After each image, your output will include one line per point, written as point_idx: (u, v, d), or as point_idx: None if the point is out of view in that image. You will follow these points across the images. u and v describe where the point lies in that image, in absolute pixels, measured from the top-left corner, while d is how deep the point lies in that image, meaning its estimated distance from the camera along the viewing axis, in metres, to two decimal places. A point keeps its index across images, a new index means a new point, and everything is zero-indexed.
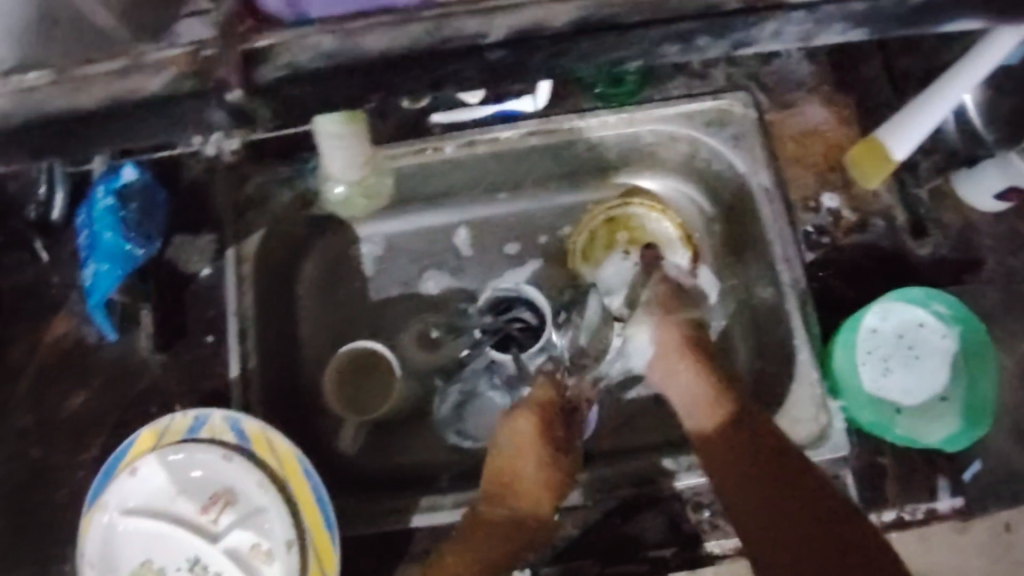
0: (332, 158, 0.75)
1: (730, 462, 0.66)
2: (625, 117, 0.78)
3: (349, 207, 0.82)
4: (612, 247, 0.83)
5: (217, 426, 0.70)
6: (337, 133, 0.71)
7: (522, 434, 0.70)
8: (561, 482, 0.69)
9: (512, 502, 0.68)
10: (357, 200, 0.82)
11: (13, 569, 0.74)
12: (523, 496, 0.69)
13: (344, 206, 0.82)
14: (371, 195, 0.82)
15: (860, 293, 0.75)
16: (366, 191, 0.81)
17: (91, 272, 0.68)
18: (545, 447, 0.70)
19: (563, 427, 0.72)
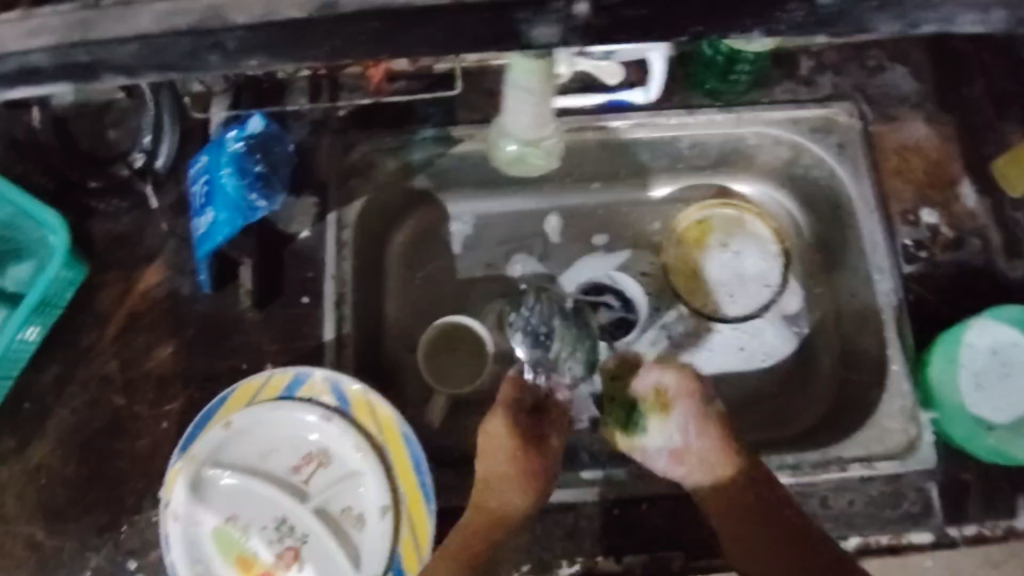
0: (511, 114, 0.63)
1: (740, 505, 0.64)
2: (733, 117, 0.79)
3: (522, 166, 0.71)
4: (704, 246, 0.85)
5: (316, 386, 0.69)
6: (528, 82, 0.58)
7: (494, 435, 0.65)
8: (535, 478, 0.65)
9: (496, 502, 0.64)
10: (528, 161, 0.71)
11: (83, 517, 0.72)
12: (498, 496, 0.64)
13: (518, 167, 0.72)
14: (547, 156, 0.70)
15: (953, 309, 0.76)
16: (542, 151, 0.69)
17: (209, 219, 0.70)
18: (520, 443, 0.65)
19: (535, 420, 0.67)
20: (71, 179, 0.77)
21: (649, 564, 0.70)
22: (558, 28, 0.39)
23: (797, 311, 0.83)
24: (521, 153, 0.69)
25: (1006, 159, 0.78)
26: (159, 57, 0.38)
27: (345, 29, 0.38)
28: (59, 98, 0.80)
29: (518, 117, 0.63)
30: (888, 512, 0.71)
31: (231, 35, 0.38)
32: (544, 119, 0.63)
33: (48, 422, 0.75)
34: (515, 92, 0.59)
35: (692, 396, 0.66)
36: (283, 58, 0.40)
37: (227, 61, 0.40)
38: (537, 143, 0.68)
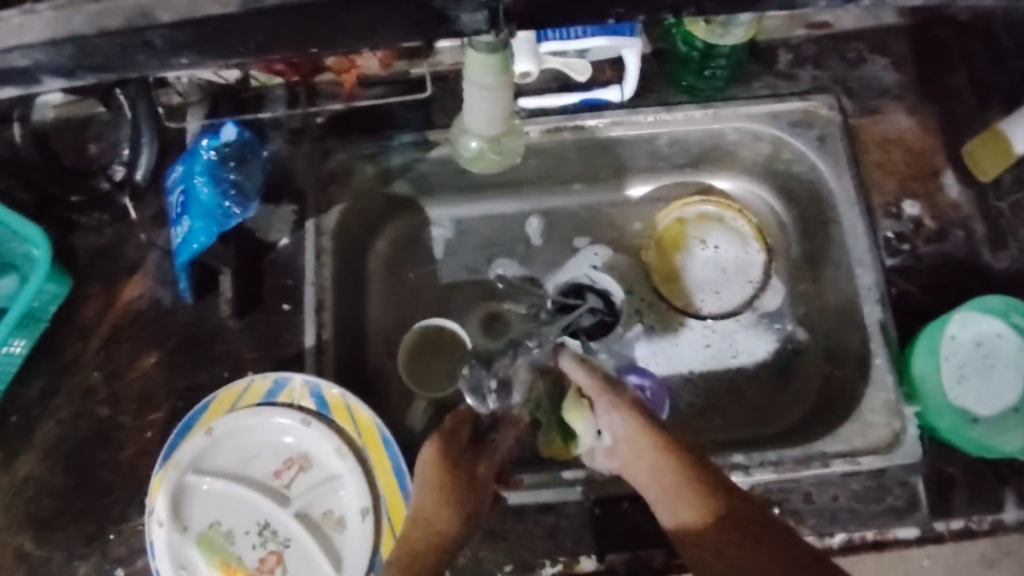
0: (471, 109, 0.63)
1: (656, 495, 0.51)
2: (711, 113, 0.79)
3: (477, 161, 0.72)
4: (684, 243, 0.85)
5: (296, 391, 0.69)
6: (485, 78, 0.57)
7: (426, 456, 0.55)
8: (465, 496, 0.53)
9: (465, 498, 0.54)
10: (485, 157, 0.71)
11: (70, 527, 0.73)
12: (436, 512, 0.52)
13: (473, 163, 0.72)
14: (506, 153, 0.71)
15: (936, 302, 0.76)
16: (500, 147, 0.70)
17: (185, 228, 0.71)
18: (457, 452, 0.56)
19: (472, 450, 0.57)
20: (54, 194, 0.78)
21: (631, 562, 0.70)
22: (482, 16, 0.41)
23: (777, 306, 0.82)
24: (482, 149, 0.70)
25: (976, 143, 0.77)
26: (93, 60, 0.42)
27: (268, 23, 0.41)
28: (39, 113, 0.80)
29: (477, 110, 0.62)
30: (873, 507, 0.71)
31: (159, 34, 0.40)
32: (503, 115, 0.64)
33: (34, 433, 0.75)
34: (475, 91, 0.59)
35: (602, 375, 0.58)
36: (212, 56, 0.43)
37: (158, 61, 0.42)
38: (496, 138, 0.69)
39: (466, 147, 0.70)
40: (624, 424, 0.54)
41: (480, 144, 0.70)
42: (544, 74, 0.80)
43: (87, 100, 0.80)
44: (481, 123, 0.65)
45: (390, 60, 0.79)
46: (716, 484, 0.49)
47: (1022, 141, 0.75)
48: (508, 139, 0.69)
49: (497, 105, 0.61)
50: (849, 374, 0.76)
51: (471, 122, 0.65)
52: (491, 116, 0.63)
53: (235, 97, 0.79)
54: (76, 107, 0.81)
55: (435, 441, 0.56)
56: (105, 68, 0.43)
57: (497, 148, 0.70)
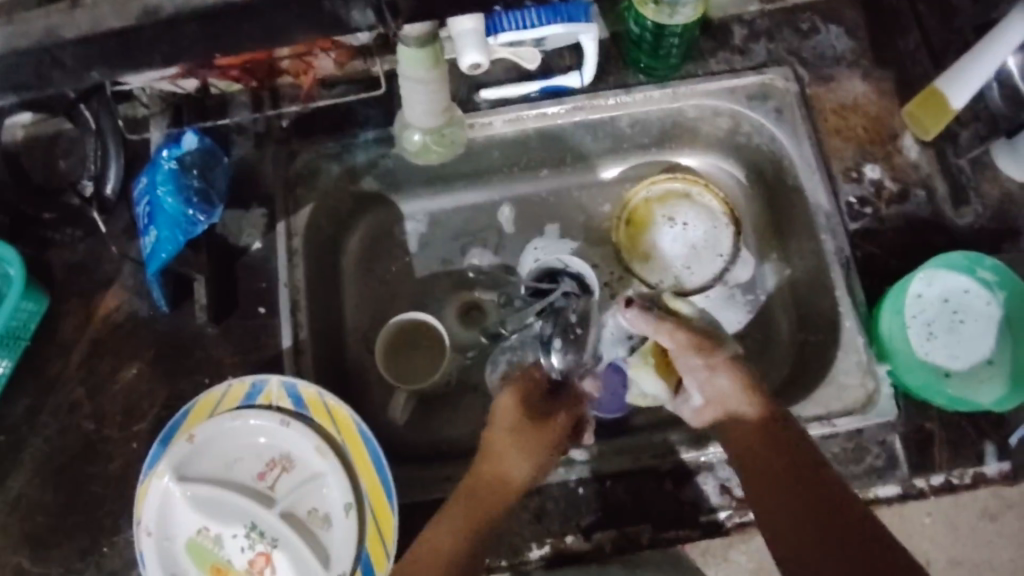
0: (409, 102, 0.67)
1: (761, 460, 0.61)
2: (670, 92, 0.79)
3: (424, 155, 0.74)
4: (654, 220, 0.85)
5: (274, 392, 0.70)
6: (419, 72, 0.62)
7: (504, 409, 0.66)
8: (534, 451, 0.65)
9: (498, 468, 0.65)
10: (431, 151, 0.74)
11: (63, 542, 0.74)
12: (493, 460, 0.65)
13: (419, 158, 0.75)
14: (448, 143, 0.73)
15: (903, 262, 0.77)
16: (443, 139, 0.73)
17: (153, 238, 0.72)
18: (523, 420, 0.65)
19: (549, 406, 0.67)
20: (25, 213, 0.78)
21: (618, 539, 0.71)
22: (371, 13, 0.43)
23: (750, 277, 0.83)
24: (426, 141, 0.73)
25: (914, 103, 0.78)
26: (13, 80, 0.44)
27: (174, 34, 0.43)
28: (8, 134, 0.81)
29: (417, 103, 0.66)
30: (853, 468, 0.71)
31: (68, 51, 0.43)
32: (442, 104, 0.67)
33: (22, 452, 0.76)
34: (409, 84, 0.64)
35: (701, 345, 0.64)
36: (123, 68, 0.45)
37: (74, 77, 0.45)
38: (439, 129, 0.72)
39: (410, 141, 0.73)
40: (715, 387, 0.64)
41: (424, 137, 0.72)
42: (501, 63, 0.81)
43: (54, 118, 0.81)
44: (422, 116, 0.69)
45: (345, 60, 0.79)
46: (823, 481, 0.59)
47: (958, 96, 0.75)
48: (450, 130, 0.72)
49: (435, 96, 0.66)
50: (821, 338, 0.77)
51: (413, 115, 0.68)
52: (429, 108, 0.67)
53: (197, 105, 0.79)
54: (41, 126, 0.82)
55: (513, 388, 0.67)
56: (23, 86, 0.45)
57: (440, 141, 0.73)
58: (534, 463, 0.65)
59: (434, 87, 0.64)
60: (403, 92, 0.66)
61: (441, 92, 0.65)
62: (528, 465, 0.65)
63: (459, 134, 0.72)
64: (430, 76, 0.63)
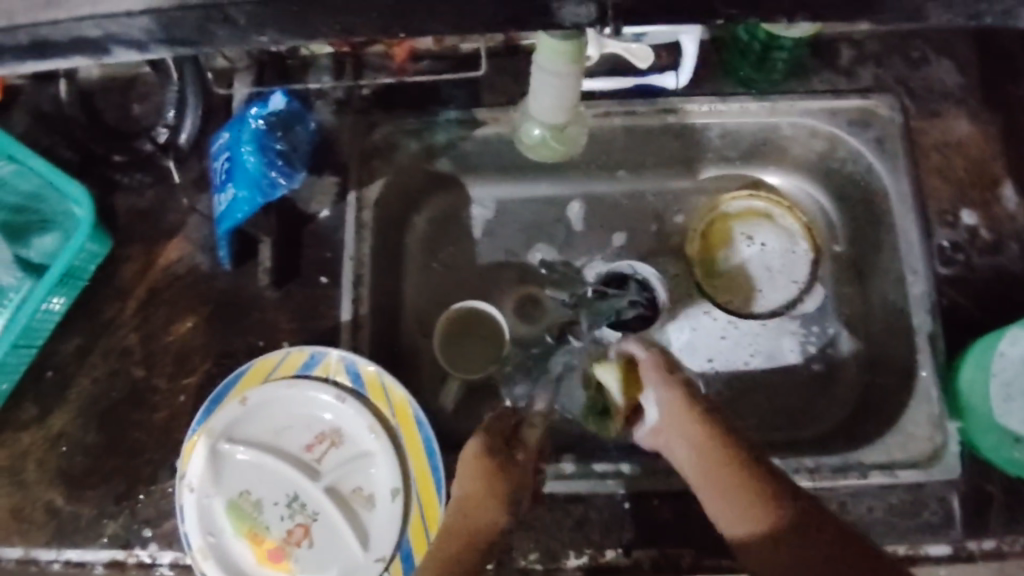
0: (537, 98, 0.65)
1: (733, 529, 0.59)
2: (768, 106, 0.77)
3: (539, 150, 0.73)
4: (731, 237, 0.83)
5: (332, 365, 0.69)
6: (556, 67, 0.61)
7: (469, 451, 0.58)
8: (509, 495, 0.55)
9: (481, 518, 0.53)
10: (549, 146, 0.72)
11: (100, 485, 0.73)
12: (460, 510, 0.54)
13: (532, 152, 0.74)
14: (568, 141, 0.72)
15: (988, 316, 0.74)
16: (562, 135, 0.71)
17: (230, 197, 0.70)
18: (494, 458, 0.56)
19: (513, 442, 0.59)
20: (97, 153, 0.78)
21: (657, 559, 0.69)
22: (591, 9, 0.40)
23: (825, 309, 0.80)
24: (544, 137, 0.71)
25: None
26: None
27: None
28: (86, 70, 0.79)
29: (546, 100, 0.65)
30: (908, 521, 0.69)
31: None
32: (569, 101, 0.65)
33: (69, 389, 0.76)
34: (542, 77, 0.62)
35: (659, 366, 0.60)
36: None
37: None
38: (559, 126, 0.70)
39: (528, 134, 0.72)
40: (669, 406, 0.58)
41: (542, 132, 0.71)
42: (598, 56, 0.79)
43: (133, 59, 0.79)
44: (546, 113, 0.67)
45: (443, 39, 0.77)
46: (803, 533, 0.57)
47: None
48: (572, 127, 0.71)
49: (567, 99, 0.64)
50: (888, 381, 0.75)
51: (538, 110, 0.67)
52: (556, 105, 0.65)
53: (280, 65, 0.78)
54: (119, 67, 0.80)
55: (481, 430, 0.59)
56: None
57: (559, 137, 0.71)
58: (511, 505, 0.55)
59: (571, 87, 0.63)
60: (533, 84, 0.64)
61: (574, 91, 0.64)
62: (504, 507, 0.54)
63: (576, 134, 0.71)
64: (564, 72, 0.61)
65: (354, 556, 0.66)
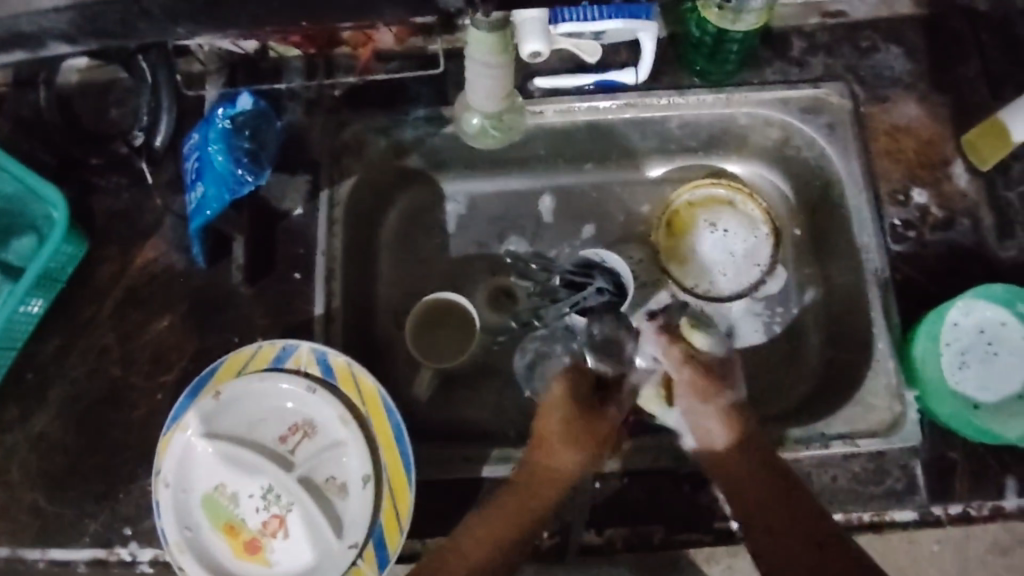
0: (473, 85, 0.68)
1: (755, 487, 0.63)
2: (722, 97, 0.80)
3: (481, 138, 0.76)
4: (694, 224, 0.84)
5: (303, 357, 0.71)
6: (485, 56, 0.63)
7: (553, 396, 0.66)
8: (589, 442, 0.65)
9: (551, 460, 0.65)
10: (490, 134, 0.75)
11: (81, 484, 0.74)
12: (546, 453, 0.65)
13: (476, 140, 0.76)
14: (506, 130, 0.74)
15: (942, 290, 0.76)
16: (500, 124, 0.74)
17: (199, 194, 0.72)
18: (573, 407, 0.65)
19: (597, 398, 0.67)
20: (74, 156, 0.79)
21: (629, 537, 0.71)
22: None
23: (789, 289, 0.83)
24: (483, 125, 0.74)
25: (975, 132, 0.78)
26: (96, 25, 0.47)
27: None
28: (64, 76, 0.82)
29: (479, 89, 0.67)
30: (872, 489, 0.71)
31: (159, 4, 0.46)
32: (502, 92, 0.68)
33: (48, 391, 0.77)
34: (473, 66, 0.65)
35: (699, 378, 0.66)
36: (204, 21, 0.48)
37: (158, 29, 0.48)
38: (497, 116, 0.73)
39: (469, 123, 0.74)
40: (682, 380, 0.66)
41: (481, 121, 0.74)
42: (557, 53, 0.81)
43: (110, 65, 0.81)
44: (482, 100, 0.69)
45: (405, 37, 0.80)
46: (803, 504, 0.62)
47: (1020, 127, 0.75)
48: (508, 117, 0.73)
49: (500, 87, 0.67)
50: (849, 356, 0.77)
51: (473, 99, 0.69)
52: (490, 92, 0.67)
53: (251, 66, 0.80)
54: (95, 73, 0.82)
55: (563, 377, 0.67)
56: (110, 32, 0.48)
57: (498, 124, 0.74)
58: (584, 452, 0.65)
59: (502, 76, 0.66)
60: (468, 74, 0.67)
61: (504, 80, 0.66)
62: (580, 454, 0.65)
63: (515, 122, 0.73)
64: (495, 61, 0.64)
65: (328, 543, 0.67)
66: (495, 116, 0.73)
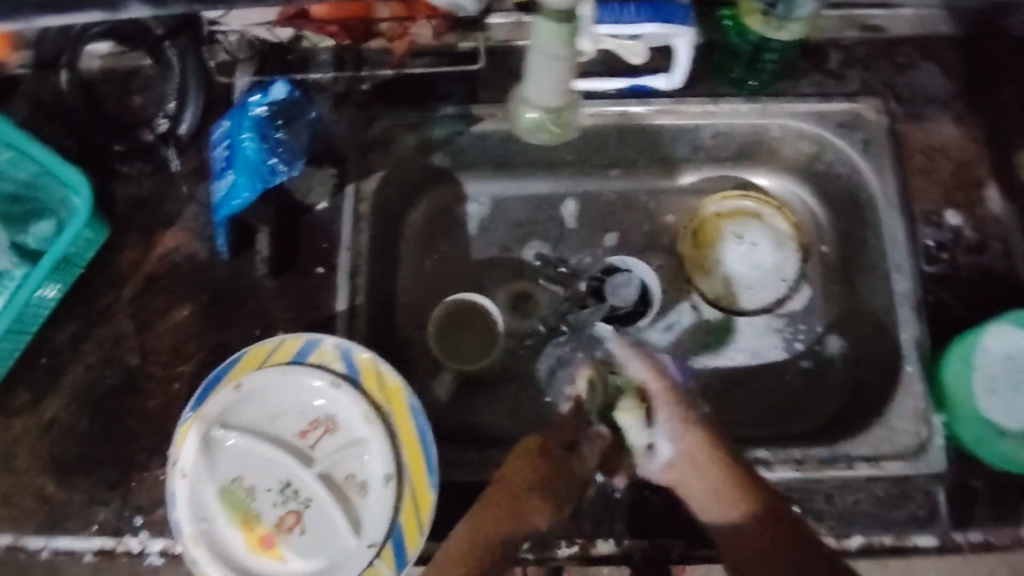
0: (536, 77, 0.63)
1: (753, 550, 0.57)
2: (758, 108, 0.79)
3: (538, 134, 0.70)
4: (722, 236, 0.84)
5: (327, 352, 0.69)
6: (553, 48, 0.59)
7: (526, 457, 0.60)
8: (549, 495, 0.58)
9: (491, 517, 0.57)
10: (546, 131, 0.69)
11: (93, 472, 0.73)
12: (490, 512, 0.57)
13: (530, 137, 0.70)
14: (564, 123, 0.68)
15: (973, 314, 0.75)
16: (559, 118, 0.68)
17: (228, 183, 0.71)
18: (535, 463, 0.59)
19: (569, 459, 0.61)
20: (97, 143, 0.79)
21: (648, 551, 0.70)
22: None
23: (815, 306, 0.82)
24: (541, 121, 0.67)
25: None
26: None
27: None
28: (86, 62, 0.81)
29: (543, 83, 0.63)
30: (894, 514, 0.70)
31: None
32: (568, 83, 0.63)
33: (63, 376, 0.76)
34: (540, 57, 0.60)
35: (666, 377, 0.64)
36: None
37: None
38: (557, 109, 0.67)
39: (525, 118, 0.68)
40: (677, 426, 0.61)
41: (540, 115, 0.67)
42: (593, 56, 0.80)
43: (135, 52, 0.81)
44: (545, 93, 0.64)
45: (442, 31, 0.79)
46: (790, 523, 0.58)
47: None
48: (568, 111, 0.67)
49: (566, 79, 0.62)
50: (875, 376, 0.76)
51: (536, 94, 0.65)
52: (557, 84, 0.62)
53: (282, 57, 0.80)
54: (118, 60, 0.81)
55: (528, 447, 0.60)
56: None
57: (556, 121, 0.68)
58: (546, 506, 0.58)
59: (570, 70, 0.61)
60: (531, 66, 0.62)
61: (572, 71, 0.62)
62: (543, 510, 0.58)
63: (575, 118, 0.67)
64: (563, 54, 0.59)
65: (345, 542, 0.66)
66: (554, 108, 0.66)
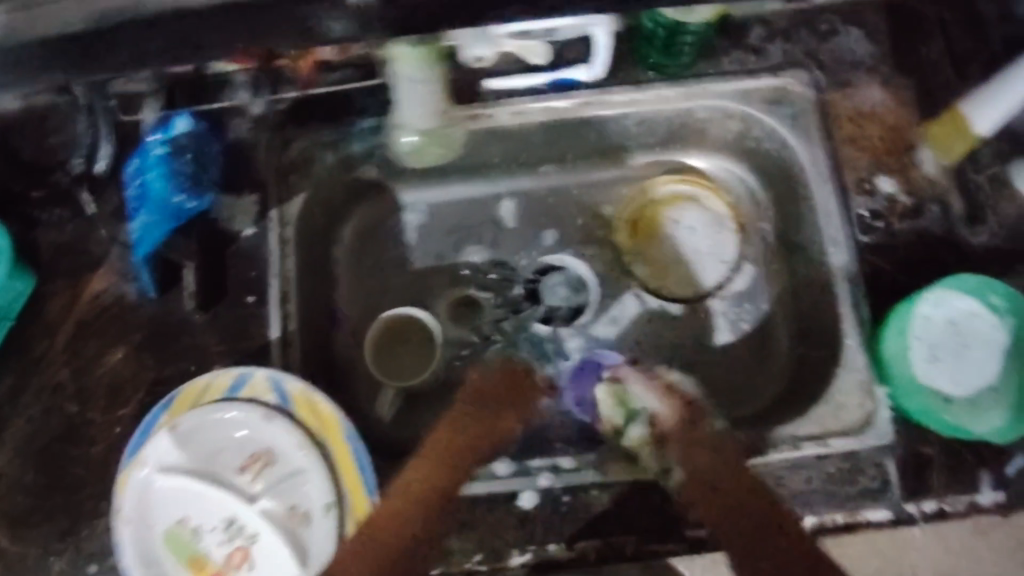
0: (408, 101, 0.71)
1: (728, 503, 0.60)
2: (682, 91, 0.78)
3: (417, 156, 0.77)
4: (659, 224, 0.84)
5: (259, 385, 0.69)
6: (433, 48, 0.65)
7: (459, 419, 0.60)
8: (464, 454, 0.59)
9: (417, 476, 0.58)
10: (425, 151, 0.77)
11: (43, 523, 0.73)
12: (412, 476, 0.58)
13: (412, 157, 0.78)
14: (442, 145, 0.77)
15: (913, 279, 0.74)
16: (438, 141, 0.76)
17: (140, 223, 0.72)
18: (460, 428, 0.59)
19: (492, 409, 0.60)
20: (15, 191, 0.78)
21: (601, 549, 0.69)
22: None
23: (759, 284, 0.81)
24: (420, 144, 0.75)
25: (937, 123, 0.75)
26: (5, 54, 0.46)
27: None
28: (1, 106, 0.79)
29: (419, 107, 0.72)
30: (846, 490, 0.69)
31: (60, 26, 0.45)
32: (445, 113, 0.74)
33: (4, 430, 0.75)
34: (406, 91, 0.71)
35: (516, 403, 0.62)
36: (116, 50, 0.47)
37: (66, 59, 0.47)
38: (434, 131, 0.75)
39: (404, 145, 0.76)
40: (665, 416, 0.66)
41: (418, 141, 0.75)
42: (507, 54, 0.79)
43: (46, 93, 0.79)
44: (420, 115, 0.72)
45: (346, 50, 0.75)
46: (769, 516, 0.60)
47: (982, 120, 0.73)
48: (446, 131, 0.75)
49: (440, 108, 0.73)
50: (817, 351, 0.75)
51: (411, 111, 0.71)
52: (430, 108, 0.72)
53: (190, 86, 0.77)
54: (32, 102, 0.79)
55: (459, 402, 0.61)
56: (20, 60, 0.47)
57: (433, 141, 0.76)
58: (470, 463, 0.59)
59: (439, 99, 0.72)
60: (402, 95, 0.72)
61: (440, 104, 0.72)
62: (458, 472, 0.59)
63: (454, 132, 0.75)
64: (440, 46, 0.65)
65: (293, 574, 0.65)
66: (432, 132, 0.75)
